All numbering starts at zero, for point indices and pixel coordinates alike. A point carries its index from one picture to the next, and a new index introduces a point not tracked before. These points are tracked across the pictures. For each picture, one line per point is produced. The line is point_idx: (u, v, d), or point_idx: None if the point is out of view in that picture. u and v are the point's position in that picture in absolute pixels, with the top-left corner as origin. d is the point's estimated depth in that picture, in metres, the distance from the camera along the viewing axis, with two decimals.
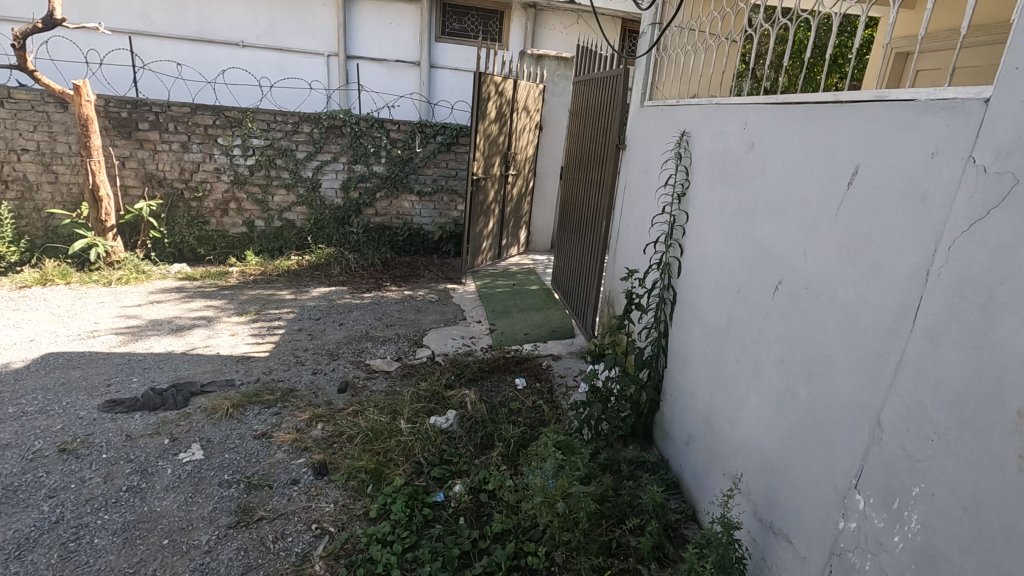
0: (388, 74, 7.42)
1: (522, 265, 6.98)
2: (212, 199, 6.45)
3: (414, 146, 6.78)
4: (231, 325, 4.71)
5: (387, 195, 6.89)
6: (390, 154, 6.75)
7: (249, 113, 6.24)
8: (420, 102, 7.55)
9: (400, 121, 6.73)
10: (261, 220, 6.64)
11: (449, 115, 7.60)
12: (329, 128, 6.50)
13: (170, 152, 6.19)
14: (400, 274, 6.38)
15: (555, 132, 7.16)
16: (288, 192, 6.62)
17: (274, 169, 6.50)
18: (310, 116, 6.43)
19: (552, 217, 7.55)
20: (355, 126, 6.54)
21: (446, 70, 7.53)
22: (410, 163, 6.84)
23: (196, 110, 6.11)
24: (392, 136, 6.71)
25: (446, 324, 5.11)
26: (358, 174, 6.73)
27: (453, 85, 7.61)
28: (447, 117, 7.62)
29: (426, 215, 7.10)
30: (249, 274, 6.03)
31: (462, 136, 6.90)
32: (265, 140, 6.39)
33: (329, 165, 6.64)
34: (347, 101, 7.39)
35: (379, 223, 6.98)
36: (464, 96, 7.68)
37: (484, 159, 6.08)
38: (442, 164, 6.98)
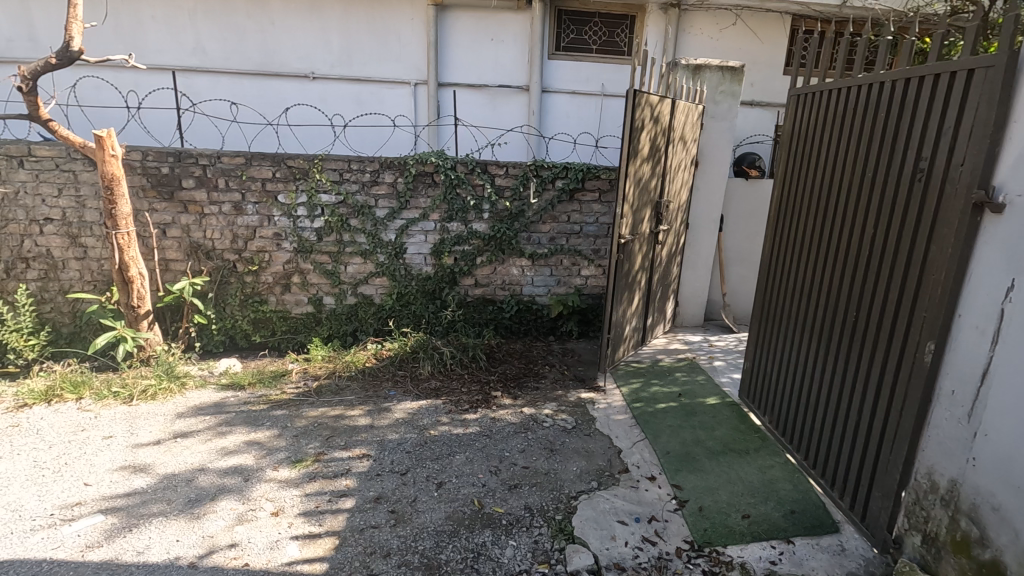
0: (489, 103, 5.82)
1: (675, 354, 5.00)
2: (271, 272, 5.02)
3: (526, 194, 5.10)
4: (278, 487, 3.08)
5: (491, 260, 5.21)
6: (494, 206, 5.08)
7: (317, 162, 4.79)
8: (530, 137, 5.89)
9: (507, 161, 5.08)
10: (331, 297, 5.15)
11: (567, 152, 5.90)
12: (416, 176, 4.95)
13: (220, 214, 4.82)
14: (511, 371, 4.61)
15: (713, 170, 5.26)
16: (365, 260, 5.09)
17: (348, 231, 5.00)
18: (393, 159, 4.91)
19: (706, 281, 5.57)
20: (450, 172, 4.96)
21: (563, 94, 5.86)
22: (521, 218, 5.15)
23: (252, 160, 4.73)
24: (497, 182, 5.05)
25: (601, 481, 3.23)
26: (454, 235, 5.11)
27: (570, 112, 5.94)
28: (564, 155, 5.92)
29: (539, 285, 5.35)
30: (312, 376, 4.49)
31: (590, 179, 5.15)
32: (337, 195, 4.91)
33: (417, 224, 5.06)
34: (438, 142, 5.85)
35: (479, 296, 5.30)
36: (585, 126, 5.97)
37: (633, 213, 4.26)
38: (561, 218, 5.23)
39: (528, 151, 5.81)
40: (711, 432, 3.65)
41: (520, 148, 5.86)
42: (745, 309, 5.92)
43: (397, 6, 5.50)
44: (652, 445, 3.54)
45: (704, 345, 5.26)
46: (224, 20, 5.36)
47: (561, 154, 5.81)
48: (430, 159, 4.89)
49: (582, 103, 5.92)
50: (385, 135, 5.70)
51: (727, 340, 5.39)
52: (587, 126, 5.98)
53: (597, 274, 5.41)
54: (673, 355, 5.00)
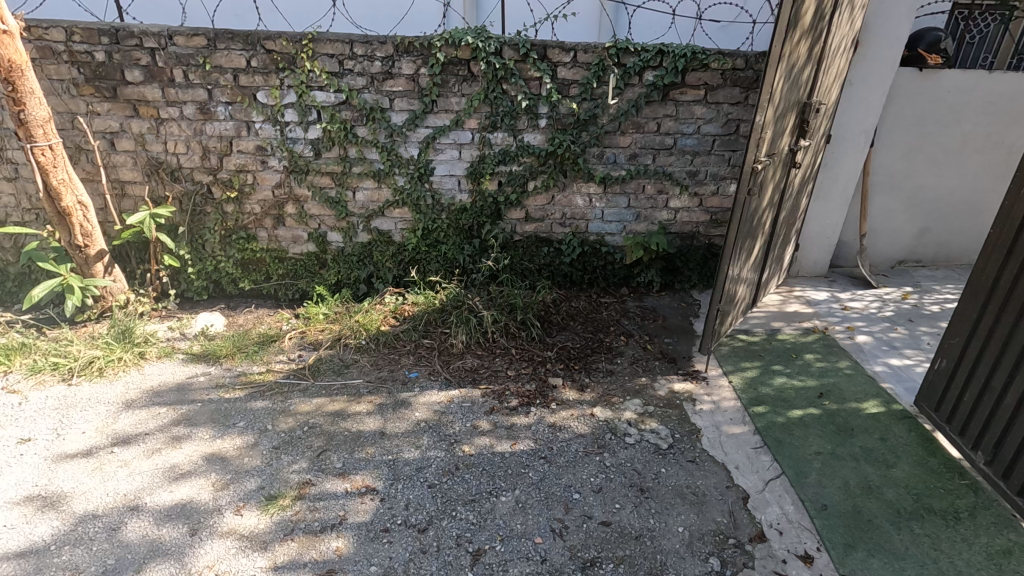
0: None
1: (797, 322, 3.67)
2: (258, 200, 3.80)
3: (600, 90, 3.61)
4: (236, 551, 2.06)
5: (548, 185, 3.85)
6: (555, 109, 3.63)
7: (307, 43, 3.39)
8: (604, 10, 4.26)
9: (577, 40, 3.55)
10: (337, 233, 3.94)
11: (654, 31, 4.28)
12: (445, 64, 3.50)
13: (182, 119, 3.54)
14: (574, 341, 3.42)
15: (878, 54, 3.58)
16: (379, 184, 3.80)
17: (354, 144, 3.67)
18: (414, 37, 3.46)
19: (840, 218, 4.07)
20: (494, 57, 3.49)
21: None
22: (591, 125, 3.70)
23: (217, 40, 3.36)
24: (559, 73, 3.56)
25: (724, 560, 2.07)
26: (498, 150, 3.74)
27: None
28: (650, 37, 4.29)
29: (610, 220, 4.01)
30: (310, 342, 3.40)
31: (695, 69, 3.59)
32: (337, 92, 3.54)
33: (448, 134, 3.68)
34: (476, 19, 4.23)
35: (529, 234, 4.01)
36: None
37: (776, 123, 2.76)
38: (648, 126, 3.73)
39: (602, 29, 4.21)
40: (886, 471, 2.41)
41: (590, 26, 4.25)
42: (884, 254, 4.41)
43: None
44: (797, 490, 2.35)
45: (834, 307, 3.88)
46: None
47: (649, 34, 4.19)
48: (466, 38, 3.41)
49: None
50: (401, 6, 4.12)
51: (864, 300, 3.98)
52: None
53: (690, 205, 4.00)
54: (793, 322, 3.67)
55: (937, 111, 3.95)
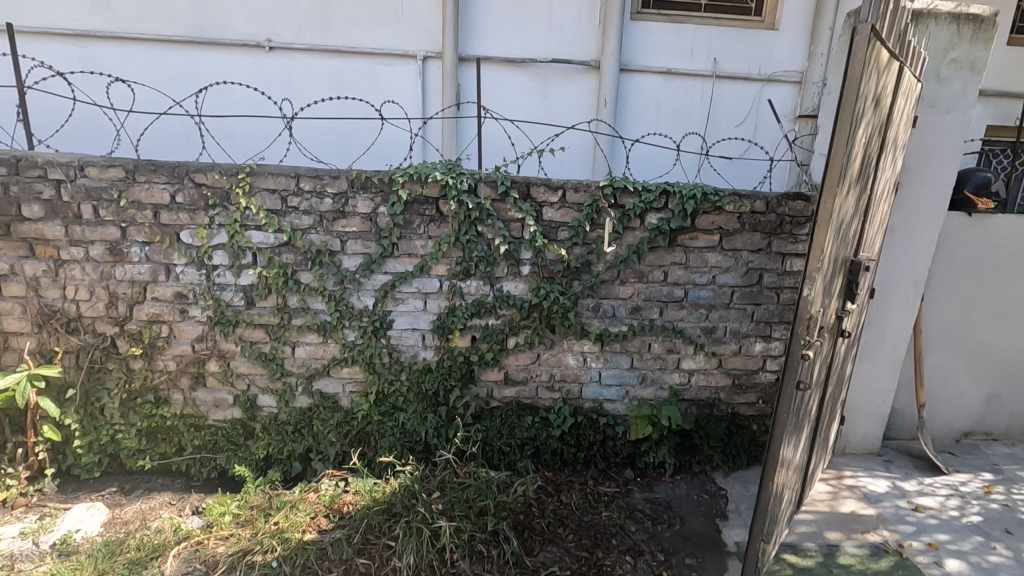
0: (533, 90, 3.84)
1: (859, 533, 2.76)
2: (174, 355, 3.08)
3: (593, 234, 3.02)
4: None
5: (532, 343, 3.15)
6: (540, 254, 3.02)
7: (244, 177, 2.85)
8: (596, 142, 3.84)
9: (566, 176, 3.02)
10: (270, 397, 3.18)
11: (654, 167, 3.82)
12: (408, 203, 2.94)
13: (87, 260, 2.92)
14: (562, 564, 2.51)
15: (921, 199, 3.03)
16: (324, 339, 3.10)
17: (296, 292, 3.02)
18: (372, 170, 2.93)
19: (891, 385, 3.31)
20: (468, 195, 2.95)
21: (653, 75, 3.84)
22: (584, 274, 3.07)
23: (137, 173, 2.83)
24: (544, 213, 2.99)
25: None
26: (471, 300, 3.09)
27: (658, 103, 3.89)
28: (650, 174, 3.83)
29: (608, 384, 3.26)
30: (203, 561, 2.49)
31: (705, 212, 3.02)
32: (277, 232, 2.94)
33: (411, 281, 3.05)
34: (454, 151, 3.79)
35: (508, 400, 3.25)
36: (676, 124, 3.94)
37: (823, 292, 2.08)
38: (653, 275, 3.11)
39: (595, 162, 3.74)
40: None
41: (582, 160, 3.80)
42: (946, 424, 3.60)
43: None
44: None
45: (901, 506, 2.98)
46: None
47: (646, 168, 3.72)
48: (435, 173, 2.88)
49: (676, 91, 3.88)
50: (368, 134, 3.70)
51: (938, 494, 3.09)
52: (680, 125, 3.94)
53: (705, 367, 3.28)
54: (853, 533, 2.76)
55: (994, 261, 3.32)
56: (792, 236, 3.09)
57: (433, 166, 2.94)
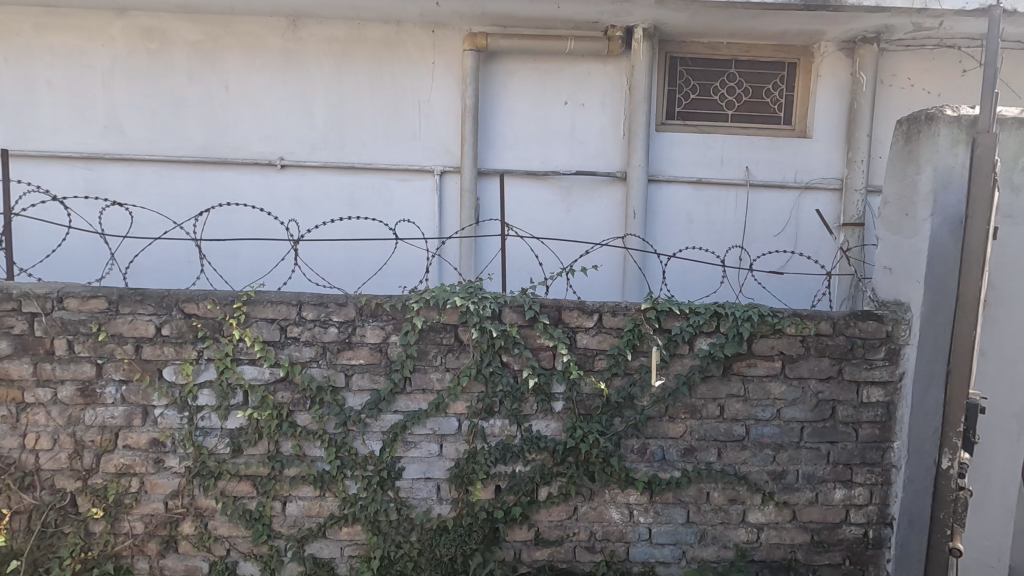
0: (557, 203, 3.63)
1: None
2: (142, 515, 2.60)
3: (635, 362, 2.62)
4: None
5: (567, 493, 2.64)
6: (574, 387, 2.61)
7: (240, 305, 2.54)
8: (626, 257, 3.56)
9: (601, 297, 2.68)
10: (253, 564, 2.64)
11: (691, 282, 3.50)
12: (422, 331, 2.59)
13: (54, 403, 2.55)
14: None
15: (1016, 320, 2.60)
16: (321, 491, 2.62)
17: (291, 436, 2.59)
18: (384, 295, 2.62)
19: (1007, 540, 2.72)
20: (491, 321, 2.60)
21: (683, 184, 3.63)
22: (626, 409, 2.63)
23: (120, 303, 2.53)
24: (578, 340, 2.61)
25: None
26: (494, 443, 2.63)
27: (689, 213, 3.65)
28: (687, 290, 3.51)
29: (660, 542, 2.70)
30: None
31: (762, 336, 2.64)
32: (273, 366, 2.57)
33: (424, 421, 2.62)
34: (473, 269, 3.53)
35: (540, 565, 2.67)
36: (711, 235, 3.67)
37: None
38: (707, 409, 2.66)
39: (625, 279, 3.43)
40: None
41: (611, 277, 3.50)
42: None
43: (412, 55, 3.56)
44: None
45: None
46: (154, 86, 3.52)
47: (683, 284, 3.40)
48: (454, 298, 2.55)
49: (708, 201, 3.66)
50: (381, 254, 3.47)
51: None
52: (716, 236, 3.67)
53: (777, 519, 2.72)
54: None
55: None
56: (864, 361, 2.67)
57: (452, 290, 2.62)
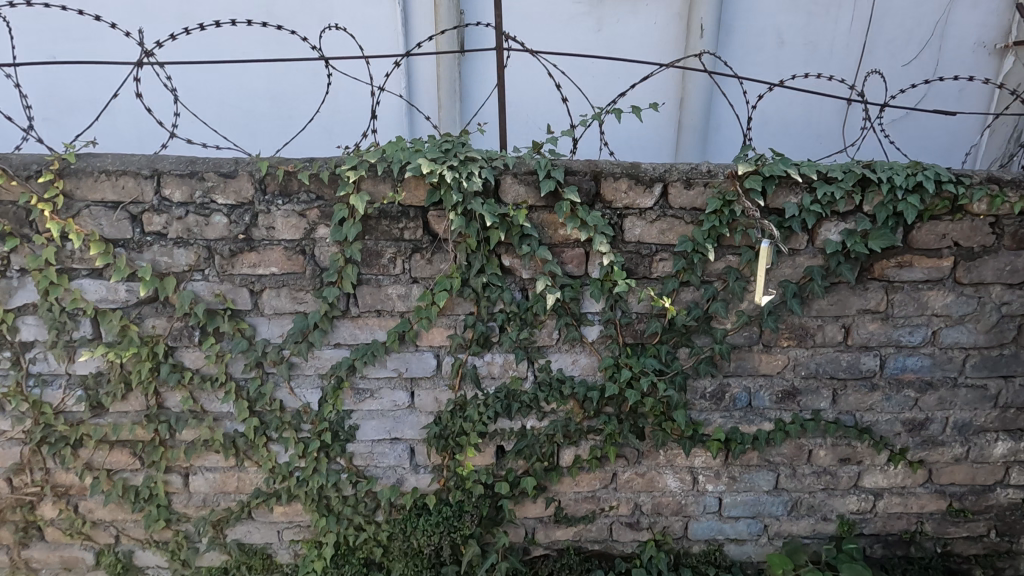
0: (582, 18, 2.39)
1: None
2: None
3: (719, 265, 1.62)
4: None
5: (603, 456, 1.78)
6: (619, 305, 1.64)
7: (52, 181, 1.49)
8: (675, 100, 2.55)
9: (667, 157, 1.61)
10: (154, 555, 1.85)
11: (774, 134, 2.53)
12: (369, 221, 1.55)
13: None
14: None
15: None
16: (235, 460, 1.75)
17: (176, 386, 1.67)
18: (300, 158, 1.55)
19: None
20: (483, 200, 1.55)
21: None
22: (698, 336, 1.69)
23: None
24: (627, 231, 1.58)
25: None
26: (493, 390, 1.72)
27: (781, 30, 2.42)
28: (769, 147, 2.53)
29: (733, 517, 1.89)
30: None
31: (931, 219, 1.59)
32: (129, 281, 1.58)
33: (383, 359, 1.68)
34: (454, 121, 2.46)
35: (561, 548, 1.89)
36: (809, 65, 2.47)
37: None
38: (825, 333, 1.70)
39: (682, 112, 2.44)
40: None
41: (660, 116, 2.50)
42: None
43: None
44: None
45: None
46: None
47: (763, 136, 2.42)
48: (417, 163, 1.48)
49: (812, 9, 2.41)
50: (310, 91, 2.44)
51: None
52: (817, 67, 2.48)
53: (904, 482, 1.88)
54: None
55: None
56: None
57: (415, 148, 1.54)
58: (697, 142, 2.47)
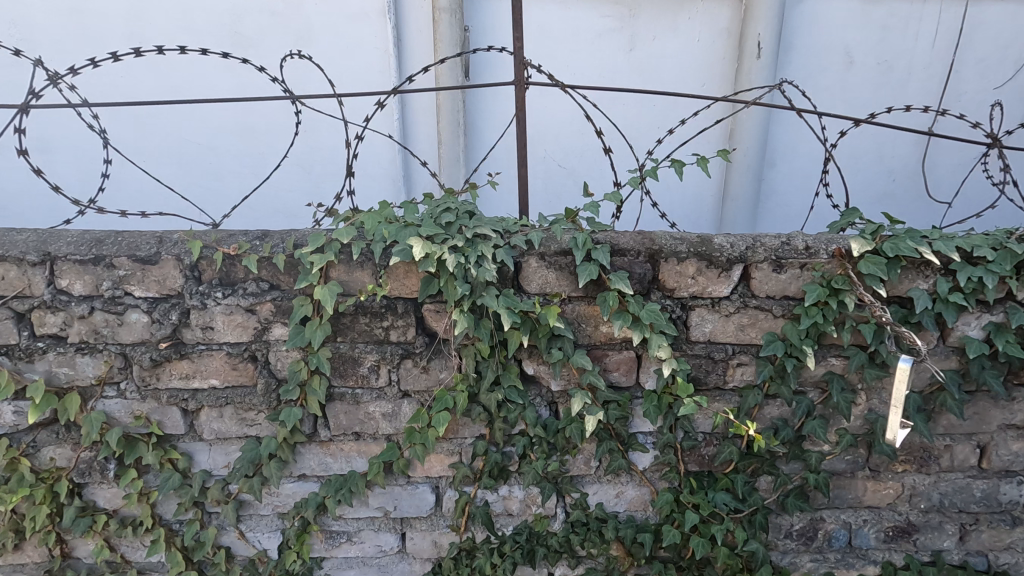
0: (611, 35, 1.99)
1: None
2: None
3: (818, 371, 1.19)
4: None
5: None
6: (680, 425, 1.21)
7: None
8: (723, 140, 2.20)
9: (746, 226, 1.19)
10: None
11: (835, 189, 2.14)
12: (342, 320, 1.13)
13: None
14: None
15: None
16: None
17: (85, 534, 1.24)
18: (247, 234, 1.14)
19: None
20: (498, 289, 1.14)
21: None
22: (786, 461, 1.26)
23: None
24: (694, 330, 1.16)
25: None
26: (511, 531, 1.29)
27: (850, 47, 2.01)
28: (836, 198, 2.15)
29: None
30: None
31: None
32: (16, 398, 1.16)
33: (363, 496, 1.25)
34: (457, 162, 2.08)
35: None
36: (883, 89, 2.05)
37: None
38: (953, 455, 1.28)
39: (733, 134, 2.06)
40: None
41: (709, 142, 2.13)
42: None
43: None
44: None
45: None
46: None
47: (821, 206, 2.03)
48: (407, 243, 1.07)
49: (887, 23, 1.99)
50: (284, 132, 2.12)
51: None
52: (892, 92, 2.06)
53: None
54: None
55: None
56: None
57: (406, 220, 1.14)
58: (750, 170, 2.07)
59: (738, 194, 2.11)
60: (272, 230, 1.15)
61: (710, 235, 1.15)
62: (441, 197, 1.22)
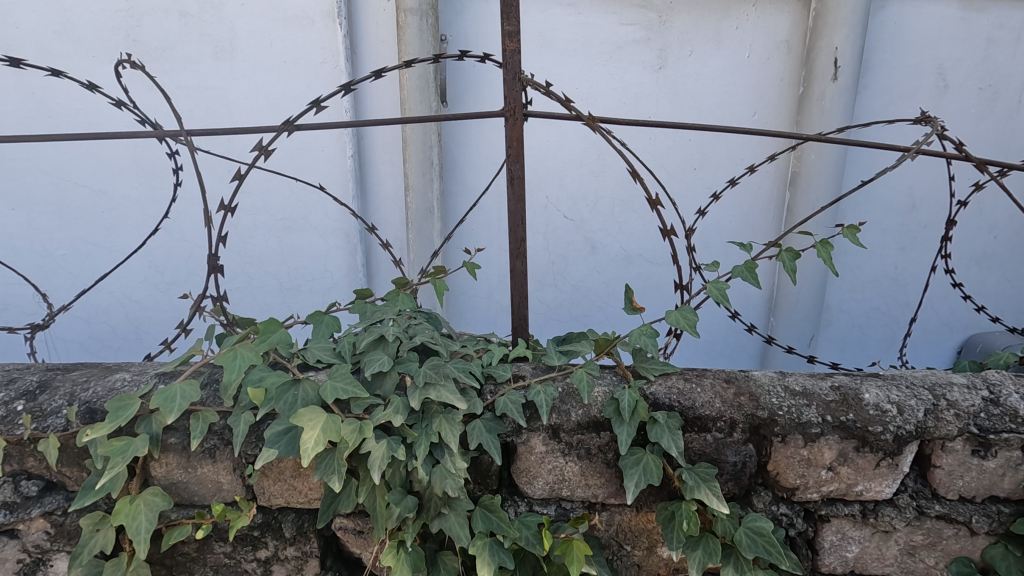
0: (635, 48, 2.09)
1: None
2: None
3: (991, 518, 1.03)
4: None
5: None
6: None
7: None
8: (781, 189, 2.31)
9: (923, 377, 1.12)
10: None
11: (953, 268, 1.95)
12: (245, 533, 1.08)
13: None
14: None
15: None
16: None
17: None
18: (3, 405, 1.05)
19: None
20: (474, 494, 1.06)
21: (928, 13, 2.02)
22: None
23: None
24: (831, 544, 1.08)
25: None
26: None
27: (944, 69, 2.06)
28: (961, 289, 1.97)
29: None
30: None
31: None
32: None
33: None
34: (428, 215, 2.17)
35: None
36: (988, 118, 2.10)
37: None
38: None
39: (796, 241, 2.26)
40: None
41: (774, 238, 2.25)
42: None
43: None
44: None
45: None
46: None
47: (918, 316, 1.84)
48: (299, 424, 0.93)
49: (995, 35, 2.04)
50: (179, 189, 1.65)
51: None
52: (998, 118, 2.10)
53: None
54: None
55: None
56: None
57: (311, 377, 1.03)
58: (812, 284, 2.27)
59: (793, 312, 2.31)
60: (53, 390, 1.07)
61: (858, 391, 1.06)
62: (389, 318, 1.13)
